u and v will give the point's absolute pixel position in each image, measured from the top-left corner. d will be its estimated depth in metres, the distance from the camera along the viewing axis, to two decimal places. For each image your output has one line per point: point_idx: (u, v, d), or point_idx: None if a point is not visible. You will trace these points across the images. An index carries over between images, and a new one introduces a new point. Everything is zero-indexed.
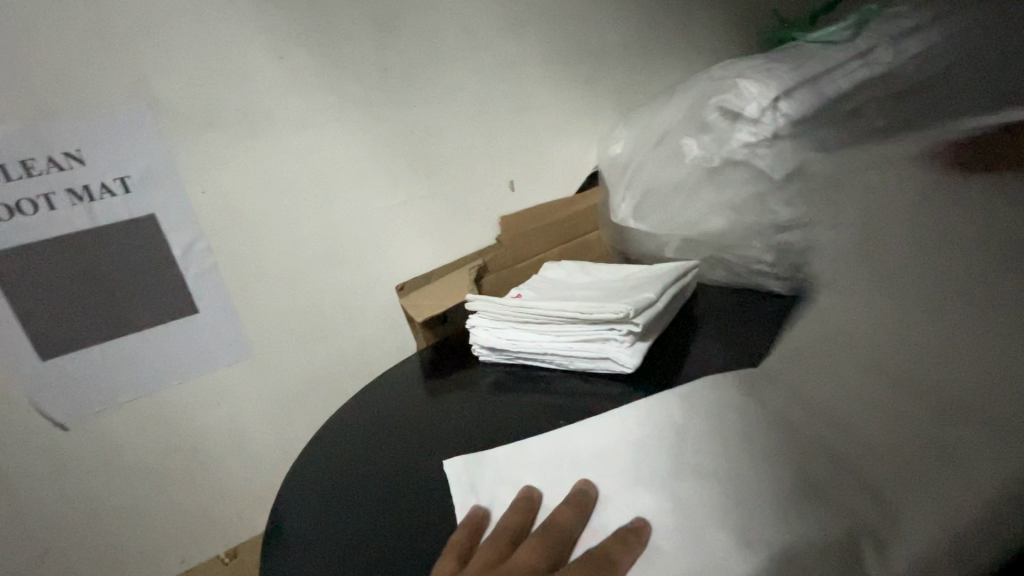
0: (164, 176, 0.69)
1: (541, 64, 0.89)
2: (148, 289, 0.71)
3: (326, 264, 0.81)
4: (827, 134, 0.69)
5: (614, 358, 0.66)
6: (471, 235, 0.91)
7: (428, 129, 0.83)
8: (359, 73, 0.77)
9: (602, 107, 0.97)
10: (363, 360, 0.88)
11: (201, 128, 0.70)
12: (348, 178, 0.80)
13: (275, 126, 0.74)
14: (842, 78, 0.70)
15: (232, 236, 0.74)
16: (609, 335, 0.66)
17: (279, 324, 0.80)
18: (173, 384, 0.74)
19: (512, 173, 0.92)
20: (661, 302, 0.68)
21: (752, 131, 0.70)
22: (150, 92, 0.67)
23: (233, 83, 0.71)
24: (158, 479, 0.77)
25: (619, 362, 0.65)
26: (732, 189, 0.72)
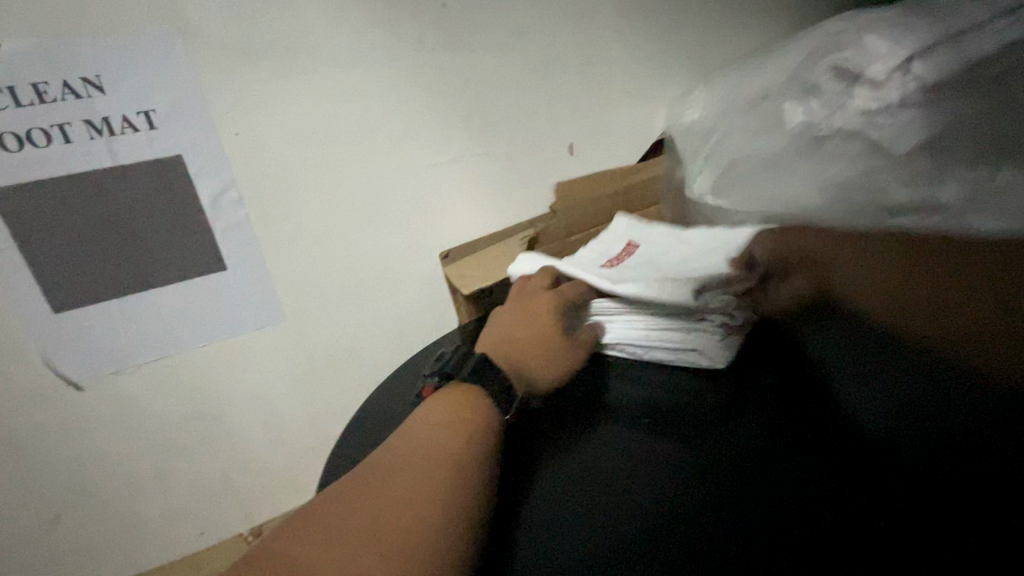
0: (192, 113, 0.61)
1: (620, 10, 0.77)
2: (173, 239, 0.63)
3: (368, 223, 0.72)
4: (964, 105, 0.57)
5: (702, 350, 0.56)
6: (526, 201, 0.81)
7: (487, 76, 0.73)
8: (418, 8, 0.67)
9: (685, 66, 0.85)
10: (398, 334, 0.79)
11: (234, 60, 0.61)
12: (396, 128, 0.70)
13: (318, 60, 0.64)
14: (989, 39, 0.57)
15: (265, 187, 0.66)
16: (699, 324, 0.56)
17: (314, 287, 0.72)
18: (195, 347, 0.68)
19: (574, 136, 0.82)
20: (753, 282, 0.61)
21: (871, 96, 0.58)
22: (179, 13, 0.58)
23: (269, 6, 0.61)
24: (176, 447, 0.71)
25: (706, 355, 0.56)
26: (838, 163, 0.62)
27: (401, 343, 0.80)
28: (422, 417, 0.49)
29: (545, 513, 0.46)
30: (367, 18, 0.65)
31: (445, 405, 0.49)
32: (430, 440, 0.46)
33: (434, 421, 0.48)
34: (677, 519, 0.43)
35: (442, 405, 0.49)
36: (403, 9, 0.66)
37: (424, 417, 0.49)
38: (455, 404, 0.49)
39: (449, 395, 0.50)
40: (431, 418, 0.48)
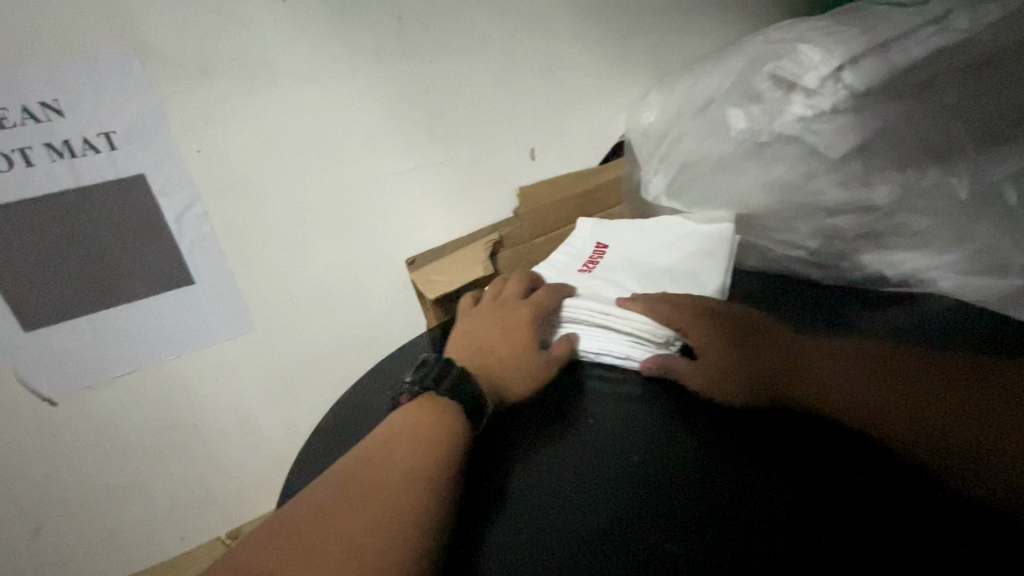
0: (153, 133, 0.62)
1: (575, 17, 0.79)
2: (139, 256, 0.65)
3: (333, 234, 0.74)
4: (890, 111, 0.60)
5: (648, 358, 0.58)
6: (489, 206, 0.84)
7: (446, 86, 0.75)
8: (374, 23, 0.68)
9: (641, 70, 0.87)
10: (370, 338, 0.82)
11: (193, 79, 0.62)
12: (357, 140, 0.72)
13: (275, 77, 0.66)
14: (914, 46, 0.60)
15: (228, 202, 0.67)
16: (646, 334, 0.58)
17: (282, 297, 0.74)
18: (167, 359, 0.70)
19: (535, 141, 0.84)
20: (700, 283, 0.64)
21: (807, 104, 0.61)
22: (136, 35, 0.59)
23: (226, 25, 0.62)
24: (154, 456, 0.73)
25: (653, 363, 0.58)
26: (779, 167, 0.64)
27: (373, 347, 0.82)
28: (396, 429, 0.50)
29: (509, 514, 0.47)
30: (324, 33, 0.66)
31: (421, 417, 0.51)
32: (409, 454, 0.47)
33: (412, 436, 0.49)
34: (631, 516, 0.44)
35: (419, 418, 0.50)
36: (360, 23, 0.68)
37: (397, 432, 0.50)
38: (428, 417, 0.51)
39: (422, 408, 0.52)
40: (409, 430, 0.49)
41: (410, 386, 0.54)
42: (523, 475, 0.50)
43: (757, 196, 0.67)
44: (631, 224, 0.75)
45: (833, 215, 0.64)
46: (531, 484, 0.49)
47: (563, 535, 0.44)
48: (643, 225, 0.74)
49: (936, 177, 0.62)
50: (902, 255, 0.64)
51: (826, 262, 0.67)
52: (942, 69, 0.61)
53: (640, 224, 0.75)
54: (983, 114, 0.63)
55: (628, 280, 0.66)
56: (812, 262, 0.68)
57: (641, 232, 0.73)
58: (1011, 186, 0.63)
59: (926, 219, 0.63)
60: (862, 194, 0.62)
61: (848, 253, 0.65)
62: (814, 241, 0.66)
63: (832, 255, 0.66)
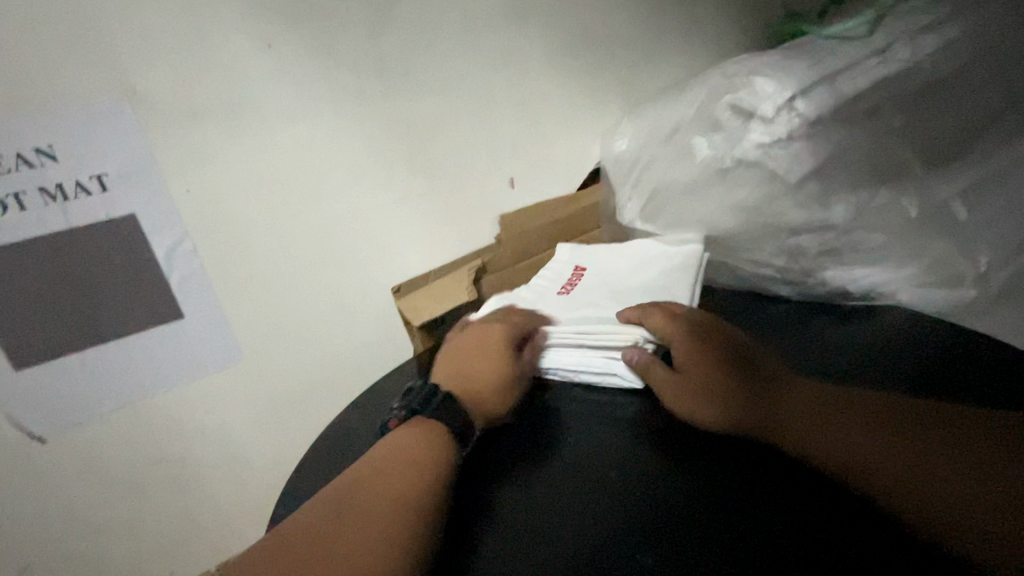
0: (144, 174, 0.65)
1: (547, 55, 0.85)
2: (130, 293, 0.67)
3: (320, 265, 0.77)
4: (840, 136, 0.65)
5: (622, 374, 0.60)
6: (472, 234, 0.87)
7: (427, 121, 0.78)
8: (356, 64, 0.72)
9: (610, 101, 0.93)
10: (357, 366, 0.83)
11: (183, 122, 0.65)
12: (341, 174, 0.75)
13: (262, 117, 0.69)
14: (859, 76, 0.65)
15: (217, 237, 0.70)
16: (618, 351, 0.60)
17: (271, 328, 0.76)
18: (157, 393, 0.71)
19: (514, 170, 0.87)
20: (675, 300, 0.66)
21: (764, 131, 0.65)
22: (128, 82, 0.62)
23: (215, 71, 0.65)
24: (143, 491, 0.73)
25: (627, 378, 0.60)
26: (742, 191, 0.68)
27: (362, 374, 0.84)
28: (386, 451, 0.51)
29: (493, 528, 0.48)
30: (308, 76, 0.70)
31: (412, 438, 0.52)
32: (399, 472, 0.49)
33: (404, 456, 0.50)
34: (614, 525, 0.46)
35: (410, 438, 0.52)
36: (343, 65, 0.71)
37: (389, 453, 0.51)
38: (422, 437, 0.52)
39: (413, 429, 0.53)
40: (401, 450, 0.51)
41: (397, 411, 0.56)
42: (510, 491, 0.51)
43: (724, 218, 0.70)
44: (608, 249, 0.78)
45: (794, 234, 0.67)
46: (517, 499, 0.50)
47: (564, 542, 0.45)
48: (620, 249, 0.77)
49: (888, 196, 0.66)
50: (862, 270, 0.67)
51: (795, 279, 0.70)
52: (886, 96, 0.66)
53: (616, 247, 0.78)
54: (928, 137, 0.68)
55: (604, 299, 0.68)
56: (781, 279, 0.71)
57: (616, 257, 0.76)
58: (959, 202, 0.67)
59: (881, 235, 0.66)
60: (820, 214, 0.66)
61: (813, 270, 0.69)
62: (780, 259, 0.69)
63: (797, 271, 0.69)
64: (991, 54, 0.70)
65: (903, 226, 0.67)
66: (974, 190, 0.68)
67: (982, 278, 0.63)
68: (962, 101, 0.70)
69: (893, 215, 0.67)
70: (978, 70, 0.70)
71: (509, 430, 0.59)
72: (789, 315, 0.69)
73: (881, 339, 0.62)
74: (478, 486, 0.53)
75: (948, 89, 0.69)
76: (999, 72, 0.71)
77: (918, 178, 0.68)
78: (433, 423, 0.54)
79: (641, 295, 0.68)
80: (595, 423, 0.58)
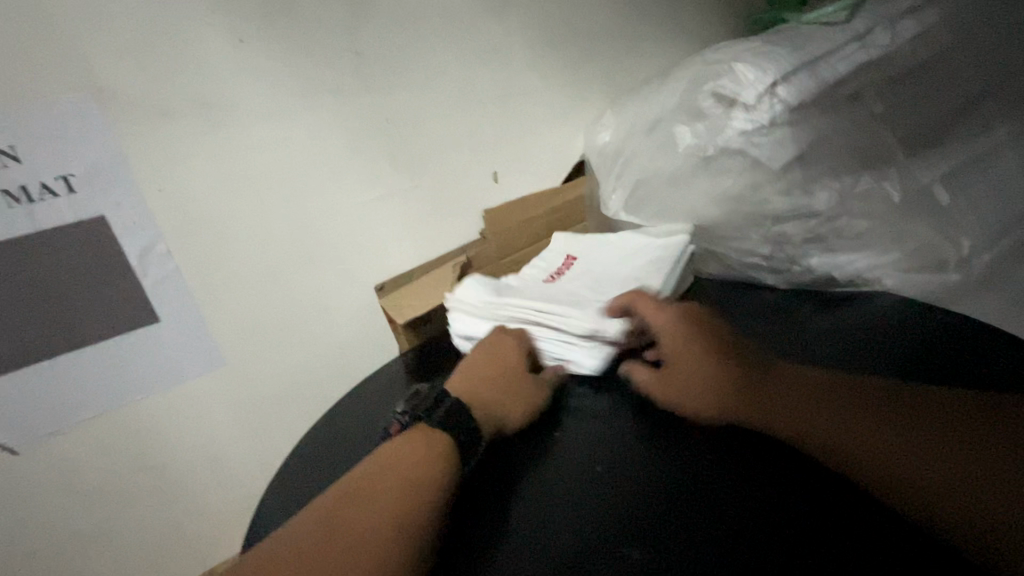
0: (114, 174, 0.63)
1: (527, 47, 0.84)
2: (103, 297, 0.65)
3: (301, 264, 0.75)
4: (822, 123, 0.65)
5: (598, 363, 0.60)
6: (455, 229, 0.85)
7: (407, 115, 0.77)
8: (332, 58, 0.71)
9: (592, 93, 0.92)
10: (342, 366, 0.82)
11: (153, 119, 0.63)
12: (320, 171, 0.73)
13: (236, 114, 0.67)
14: (840, 61, 0.65)
15: (192, 238, 0.68)
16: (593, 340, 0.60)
17: (251, 330, 0.74)
18: (134, 400, 0.69)
19: (497, 164, 0.86)
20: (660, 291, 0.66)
21: (747, 118, 0.65)
22: (94, 79, 0.60)
23: (186, 67, 0.63)
24: (123, 500, 0.71)
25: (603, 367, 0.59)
26: (726, 179, 0.68)
27: (347, 374, 0.83)
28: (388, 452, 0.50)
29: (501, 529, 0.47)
30: (283, 71, 0.68)
31: (412, 450, 0.50)
32: (401, 483, 0.47)
33: (401, 469, 0.48)
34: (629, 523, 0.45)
35: (408, 450, 0.49)
36: (319, 60, 0.70)
37: (392, 465, 0.48)
38: (422, 450, 0.49)
39: (412, 442, 0.50)
40: (397, 463, 0.48)
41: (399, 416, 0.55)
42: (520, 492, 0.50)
43: (709, 207, 0.70)
44: (594, 241, 0.77)
45: (778, 222, 0.67)
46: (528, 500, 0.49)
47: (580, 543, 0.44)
48: (604, 240, 0.76)
49: (871, 181, 0.66)
50: (846, 256, 0.67)
51: (780, 267, 0.69)
52: (867, 81, 0.66)
53: (600, 237, 0.77)
54: (910, 121, 0.68)
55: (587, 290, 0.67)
56: (766, 268, 0.70)
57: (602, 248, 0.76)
58: (941, 185, 0.68)
59: (865, 221, 0.66)
60: (804, 201, 0.66)
61: (797, 258, 0.68)
62: (765, 247, 0.69)
63: (781, 260, 0.69)
64: (969, 38, 0.70)
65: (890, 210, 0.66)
66: (956, 174, 0.69)
67: (964, 263, 0.64)
68: (942, 85, 0.70)
69: (878, 199, 0.66)
70: (958, 54, 0.70)
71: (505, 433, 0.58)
72: (773, 304, 0.68)
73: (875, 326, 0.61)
74: (483, 485, 0.52)
75: (928, 73, 0.69)
76: (978, 55, 0.71)
77: (901, 162, 0.67)
78: (437, 436, 0.51)
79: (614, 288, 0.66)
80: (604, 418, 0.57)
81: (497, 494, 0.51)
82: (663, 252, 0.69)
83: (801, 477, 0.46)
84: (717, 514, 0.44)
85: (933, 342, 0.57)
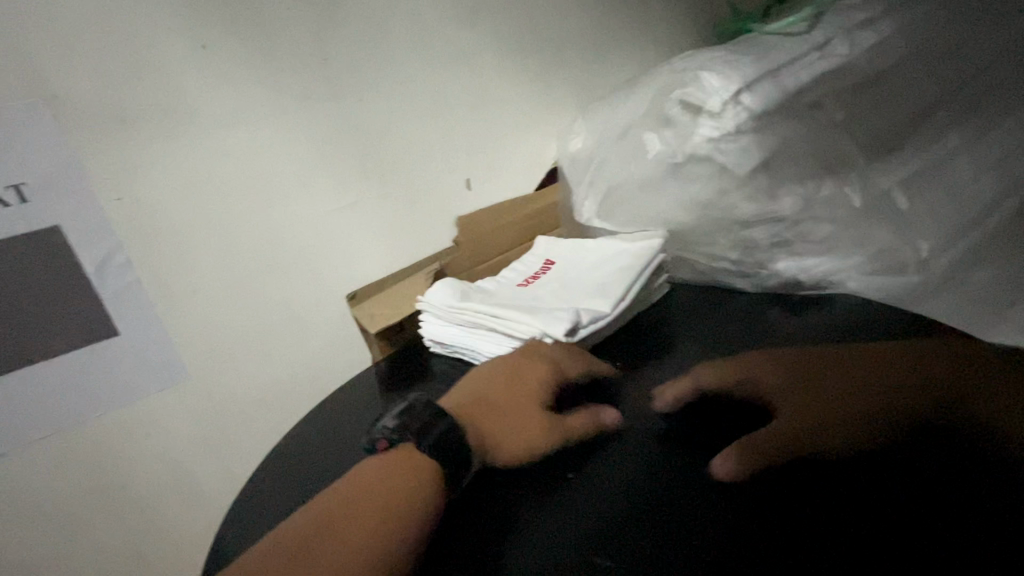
0: (69, 184, 0.60)
1: (498, 55, 0.84)
2: (58, 312, 0.62)
3: (269, 274, 0.73)
4: (786, 129, 0.66)
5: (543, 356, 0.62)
6: (429, 237, 0.85)
7: (377, 122, 0.76)
8: (298, 64, 0.70)
9: (564, 101, 0.93)
10: (313, 377, 0.80)
11: (111, 127, 0.61)
12: (289, 178, 0.72)
13: (199, 121, 0.66)
14: (802, 70, 0.66)
15: (154, 249, 0.66)
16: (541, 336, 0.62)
17: (218, 342, 0.72)
18: (92, 419, 0.66)
19: (470, 172, 0.86)
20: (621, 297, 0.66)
21: (714, 126, 0.66)
22: (47, 85, 0.58)
23: (146, 72, 0.62)
24: (80, 524, 0.68)
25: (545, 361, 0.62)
26: (695, 186, 0.69)
27: (319, 386, 0.81)
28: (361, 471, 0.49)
29: (507, 540, 0.46)
30: (248, 78, 0.67)
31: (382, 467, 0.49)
32: (370, 497, 0.46)
33: (372, 483, 0.47)
34: (643, 524, 0.45)
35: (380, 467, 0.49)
36: (286, 67, 0.69)
37: (361, 482, 0.47)
38: (394, 465, 0.49)
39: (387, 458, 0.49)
40: (373, 491, 0.46)
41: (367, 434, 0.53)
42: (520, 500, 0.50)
43: (679, 213, 0.71)
44: (569, 246, 0.79)
45: (745, 227, 0.68)
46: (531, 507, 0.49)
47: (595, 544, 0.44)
48: (578, 246, 0.78)
49: (833, 186, 0.68)
50: (812, 260, 0.69)
51: (750, 272, 0.71)
52: (828, 89, 0.68)
53: (572, 244, 0.79)
54: (870, 128, 0.70)
55: (549, 295, 0.69)
56: (737, 272, 0.72)
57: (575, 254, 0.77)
58: (900, 191, 0.70)
59: (828, 225, 0.68)
60: (769, 206, 0.67)
61: (764, 262, 0.70)
62: (734, 252, 0.71)
63: (751, 264, 0.70)
64: (924, 47, 0.72)
65: (854, 214, 0.68)
66: (914, 179, 0.71)
67: (923, 265, 0.66)
68: (900, 93, 0.72)
69: (841, 204, 0.68)
70: (913, 63, 0.72)
71: None
72: (745, 309, 0.70)
73: (850, 325, 0.62)
74: (480, 498, 0.51)
75: (886, 82, 0.71)
76: (934, 64, 0.74)
77: (862, 168, 0.69)
78: (425, 461, 0.49)
79: (572, 296, 0.68)
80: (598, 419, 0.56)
81: (500, 509, 0.49)
82: (632, 258, 0.70)
83: (815, 474, 0.45)
84: (731, 513, 0.44)
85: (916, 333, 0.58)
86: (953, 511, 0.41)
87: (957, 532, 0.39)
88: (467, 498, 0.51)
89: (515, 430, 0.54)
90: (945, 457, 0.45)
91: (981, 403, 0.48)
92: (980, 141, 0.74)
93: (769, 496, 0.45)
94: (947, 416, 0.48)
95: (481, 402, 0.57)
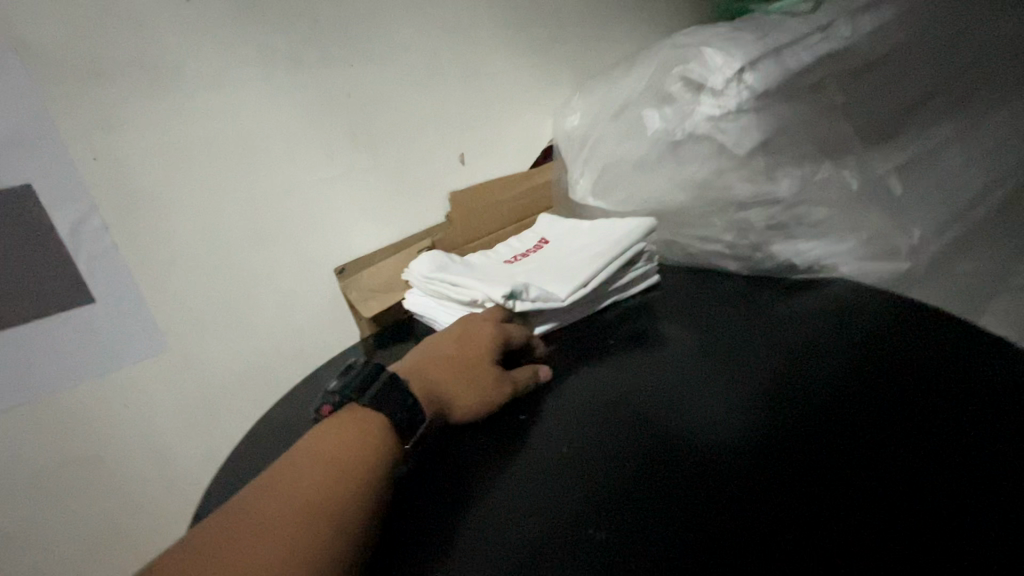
0: (40, 139, 0.57)
1: (495, 27, 0.82)
2: (28, 276, 0.59)
3: (253, 244, 0.71)
4: (786, 111, 0.66)
5: None
6: (420, 213, 0.83)
7: (369, 91, 0.74)
8: (287, 24, 0.67)
9: (561, 78, 0.91)
10: (298, 352, 0.78)
11: (87, 81, 0.58)
12: (276, 146, 0.69)
13: (181, 80, 0.62)
14: (804, 51, 0.66)
15: (132, 213, 0.63)
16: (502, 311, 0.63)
17: (198, 313, 0.70)
18: (64, 388, 0.63)
19: (463, 147, 0.84)
20: (603, 273, 0.66)
21: (714, 105, 0.65)
22: (17, 32, 0.54)
23: (125, 24, 0.58)
24: (51, 498, 0.65)
25: None
26: (692, 166, 0.68)
27: (303, 361, 0.79)
28: (322, 437, 0.48)
29: (502, 509, 0.47)
30: (233, 36, 0.64)
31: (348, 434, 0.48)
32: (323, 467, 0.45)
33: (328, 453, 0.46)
34: (637, 487, 0.45)
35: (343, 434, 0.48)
36: (277, 27, 0.66)
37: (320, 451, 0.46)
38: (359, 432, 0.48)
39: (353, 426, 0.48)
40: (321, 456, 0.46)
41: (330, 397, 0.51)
42: (515, 473, 0.50)
43: (675, 193, 0.70)
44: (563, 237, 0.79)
45: (741, 209, 0.67)
46: (526, 478, 0.49)
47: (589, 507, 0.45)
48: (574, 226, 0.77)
49: (830, 170, 0.67)
50: (808, 244, 0.68)
51: (744, 256, 0.70)
52: (829, 72, 0.67)
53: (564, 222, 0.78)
54: (869, 113, 0.70)
55: (535, 271, 0.69)
56: (732, 256, 0.72)
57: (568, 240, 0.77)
58: (895, 178, 0.70)
59: (825, 209, 0.67)
60: (767, 188, 0.66)
61: (760, 245, 0.69)
62: (729, 235, 0.70)
63: (744, 247, 0.70)
64: (926, 34, 0.72)
65: (852, 198, 0.68)
66: (909, 167, 0.71)
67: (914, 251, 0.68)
68: (900, 80, 0.72)
69: (840, 188, 0.67)
70: (914, 50, 0.72)
71: (480, 425, 0.56)
72: (741, 293, 0.70)
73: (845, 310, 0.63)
74: (472, 472, 0.51)
75: (886, 67, 0.71)
76: (935, 51, 0.73)
77: (860, 153, 0.69)
78: (375, 415, 0.49)
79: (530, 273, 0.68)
80: (591, 399, 0.57)
81: (495, 481, 0.50)
82: (626, 236, 0.69)
83: (804, 444, 0.47)
84: (721, 476, 0.45)
85: (905, 318, 0.59)
86: (940, 478, 0.42)
87: (939, 504, 0.40)
88: (460, 472, 0.52)
89: (459, 385, 0.55)
90: (929, 430, 0.46)
91: (960, 386, 0.50)
92: (974, 133, 0.75)
93: (760, 463, 0.45)
94: (932, 402, 0.49)
95: (433, 360, 0.58)
